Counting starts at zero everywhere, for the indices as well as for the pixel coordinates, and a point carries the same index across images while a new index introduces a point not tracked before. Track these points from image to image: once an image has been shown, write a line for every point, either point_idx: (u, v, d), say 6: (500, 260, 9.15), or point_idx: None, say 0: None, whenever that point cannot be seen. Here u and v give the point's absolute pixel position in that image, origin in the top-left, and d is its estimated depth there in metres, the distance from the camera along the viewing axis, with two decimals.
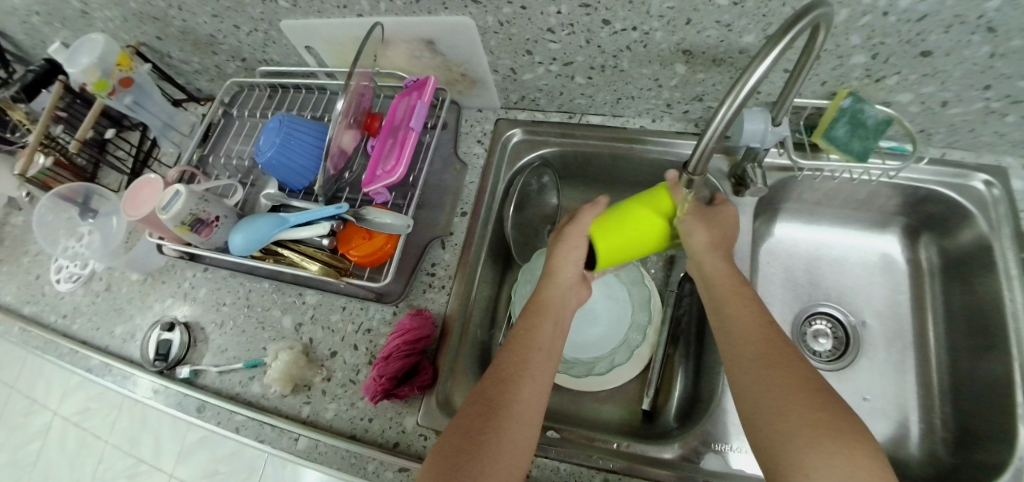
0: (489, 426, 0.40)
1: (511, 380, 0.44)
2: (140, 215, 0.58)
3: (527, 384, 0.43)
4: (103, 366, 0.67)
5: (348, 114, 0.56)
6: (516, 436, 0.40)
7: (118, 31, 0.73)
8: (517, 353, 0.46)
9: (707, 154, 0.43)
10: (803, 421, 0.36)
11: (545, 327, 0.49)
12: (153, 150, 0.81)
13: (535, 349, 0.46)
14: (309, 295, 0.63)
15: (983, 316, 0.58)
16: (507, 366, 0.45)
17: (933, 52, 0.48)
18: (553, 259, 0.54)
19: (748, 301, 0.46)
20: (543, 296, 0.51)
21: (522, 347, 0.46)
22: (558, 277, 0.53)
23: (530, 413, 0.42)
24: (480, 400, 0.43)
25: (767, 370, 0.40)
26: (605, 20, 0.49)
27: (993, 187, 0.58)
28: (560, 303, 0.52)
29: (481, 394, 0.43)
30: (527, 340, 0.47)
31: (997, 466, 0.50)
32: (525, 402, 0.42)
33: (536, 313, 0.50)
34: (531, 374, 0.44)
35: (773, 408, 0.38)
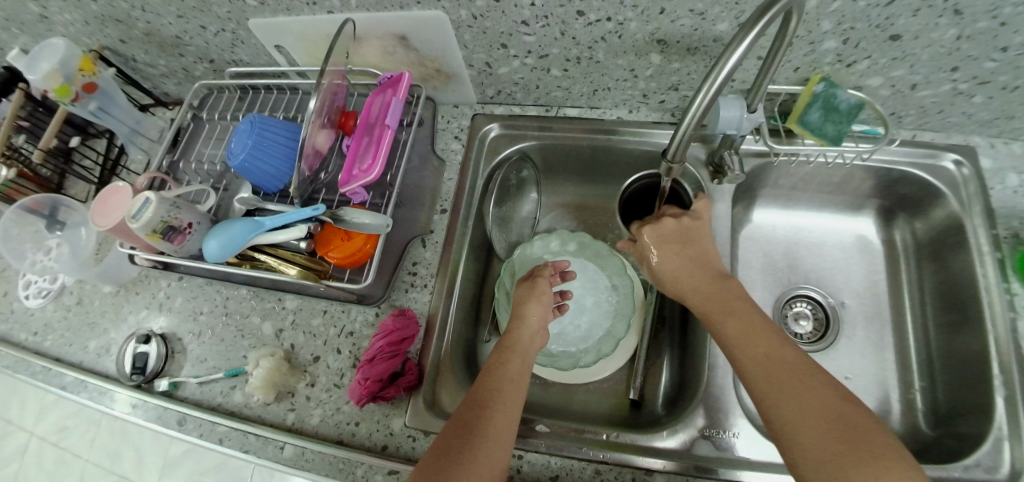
0: (465, 450, 0.39)
1: (486, 403, 0.43)
2: (109, 225, 0.56)
3: (501, 409, 0.43)
4: (77, 383, 0.65)
5: (321, 113, 0.54)
6: (490, 454, 0.40)
7: (79, 36, 0.70)
8: (490, 382, 0.46)
9: (686, 141, 0.42)
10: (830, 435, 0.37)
11: (516, 362, 0.48)
12: (122, 158, 0.78)
13: (507, 380, 0.46)
14: (288, 300, 0.62)
15: (958, 292, 0.59)
16: (482, 390, 0.45)
17: (902, 36, 0.49)
18: (526, 303, 0.55)
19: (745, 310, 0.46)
20: (517, 332, 0.52)
21: (495, 377, 0.46)
22: (527, 320, 0.53)
23: (505, 435, 0.42)
24: (456, 423, 0.42)
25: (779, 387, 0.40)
26: (580, 12, 0.49)
27: (962, 166, 0.60)
28: (534, 342, 0.52)
29: (459, 417, 0.43)
30: (498, 371, 0.47)
31: (977, 438, 0.51)
32: (500, 425, 0.42)
33: (507, 348, 0.50)
34: (506, 400, 0.44)
35: (795, 424, 0.38)
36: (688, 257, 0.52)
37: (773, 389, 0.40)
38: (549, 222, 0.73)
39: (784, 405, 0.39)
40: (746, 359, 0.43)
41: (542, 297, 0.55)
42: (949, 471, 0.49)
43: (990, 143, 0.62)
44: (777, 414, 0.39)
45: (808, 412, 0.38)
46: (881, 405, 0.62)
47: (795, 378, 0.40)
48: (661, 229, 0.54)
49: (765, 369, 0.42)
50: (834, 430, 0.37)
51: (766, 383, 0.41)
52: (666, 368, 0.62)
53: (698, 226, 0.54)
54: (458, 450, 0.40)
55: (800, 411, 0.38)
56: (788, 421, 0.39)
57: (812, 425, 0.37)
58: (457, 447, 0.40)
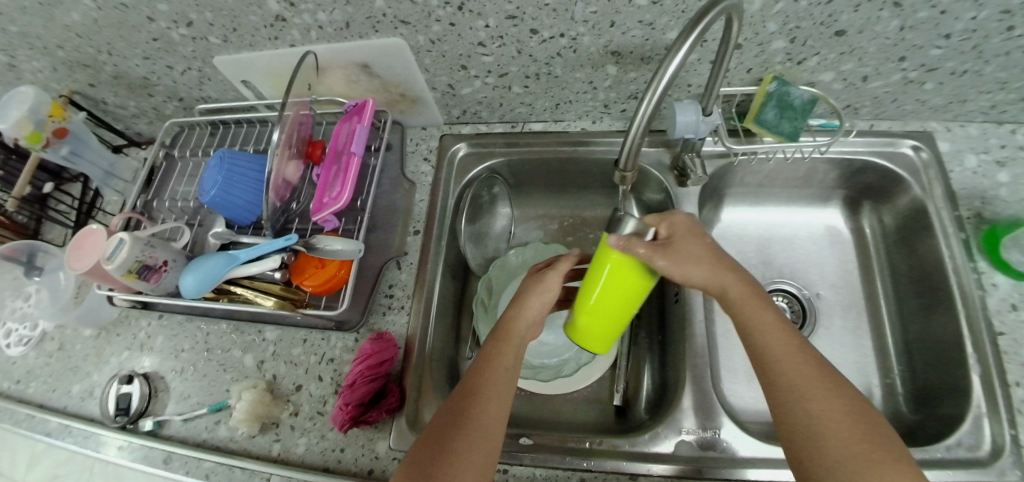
0: (451, 443, 0.40)
1: (474, 397, 0.43)
2: (83, 268, 0.56)
3: (489, 404, 0.43)
4: (61, 429, 0.64)
5: (288, 144, 0.55)
6: (477, 452, 0.40)
7: (49, 82, 0.71)
8: (485, 372, 0.45)
9: (636, 148, 0.43)
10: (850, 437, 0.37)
11: (510, 353, 0.47)
12: (97, 200, 0.78)
13: (499, 372, 0.46)
14: (268, 331, 0.62)
15: (926, 274, 0.60)
16: (471, 383, 0.45)
17: (847, 31, 0.50)
18: (528, 290, 0.52)
19: (768, 309, 0.45)
20: (512, 323, 0.49)
21: (489, 368, 0.46)
22: (526, 310, 0.50)
23: (493, 433, 0.42)
24: (445, 415, 0.43)
25: (809, 389, 0.40)
26: (533, 30, 0.50)
27: (921, 151, 0.62)
28: (529, 332, 0.50)
29: (448, 409, 0.43)
30: (492, 362, 0.46)
31: (958, 417, 0.52)
32: (487, 422, 0.42)
33: (502, 338, 0.48)
34: (497, 394, 0.44)
35: (821, 429, 0.38)
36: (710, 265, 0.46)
37: (803, 393, 0.40)
38: (525, 235, 0.74)
39: (810, 408, 0.39)
40: (771, 358, 0.43)
41: (546, 286, 0.51)
42: (932, 453, 0.49)
43: (946, 127, 0.64)
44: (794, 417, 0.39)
45: (837, 415, 0.39)
46: (864, 392, 0.63)
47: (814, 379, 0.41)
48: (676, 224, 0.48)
49: (788, 373, 0.41)
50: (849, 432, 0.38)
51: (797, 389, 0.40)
52: (648, 370, 0.62)
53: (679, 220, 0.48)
54: (443, 445, 0.40)
55: (819, 412, 0.39)
56: (805, 424, 0.39)
57: (836, 427, 0.38)
58: (444, 442, 0.40)
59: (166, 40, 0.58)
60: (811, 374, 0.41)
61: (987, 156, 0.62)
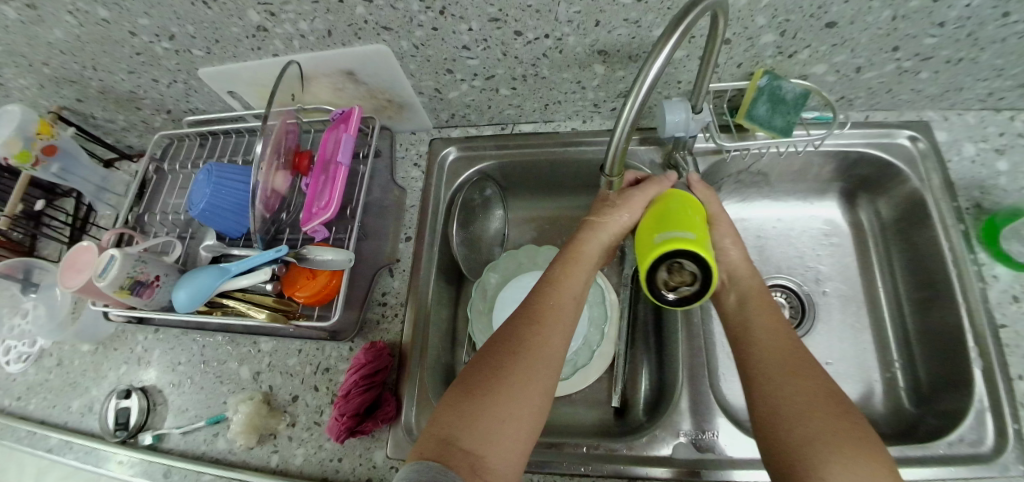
0: (514, 366, 0.41)
1: (540, 324, 0.44)
2: (75, 286, 0.56)
3: (555, 330, 0.44)
4: (62, 445, 0.65)
5: (275, 156, 0.55)
6: (541, 378, 0.41)
7: (36, 99, 0.71)
8: (550, 301, 0.46)
9: (621, 151, 0.43)
10: (831, 432, 0.36)
11: (583, 276, 0.49)
12: (90, 215, 0.78)
13: (567, 296, 0.47)
14: (264, 342, 0.62)
15: (926, 266, 0.60)
16: (539, 308, 0.45)
17: (838, 22, 0.49)
18: (603, 210, 0.52)
19: (763, 307, 0.47)
20: (585, 244, 0.51)
21: (554, 295, 0.47)
22: (602, 232, 0.51)
23: (556, 356, 0.43)
24: (506, 340, 0.43)
25: (786, 375, 0.40)
26: (517, 32, 0.49)
27: (918, 141, 0.61)
28: (596, 257, 0.51)
29: (509, 333, 0.44)
30: (560, 288, 0.47)
31: (960, 412, 0.51)
32: (553, 346, 0.43)
33: (573, 259, 0.50)
34: (562, 320, 0.45)
35: (790, 412, 0.38)
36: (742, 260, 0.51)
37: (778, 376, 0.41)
38: (519, 237, 0.74)
39: (782, 392, 0.39)
40: (754, 347, 0.44)
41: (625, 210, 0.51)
42: (933, 449, 0.49)
43: (943, 116, 0.63)
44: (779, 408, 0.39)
45: (812, 399, 0.38)
46: (864, 387, 0.62)
47: (804, 376, 0.40)
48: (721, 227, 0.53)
49: (767, 359, 0.42)
50: (835, 431, 0.36)
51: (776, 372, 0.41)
52: (646, 371, 0.62)
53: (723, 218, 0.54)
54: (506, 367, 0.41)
55: (796, 399, 0.39)
56: (781, 411, 0.38)
57: (807, 409, 0.38)
58: (500, 367, 0.41)
59: (150, 53, 0.58)
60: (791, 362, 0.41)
61: (985, 144, 0.61)
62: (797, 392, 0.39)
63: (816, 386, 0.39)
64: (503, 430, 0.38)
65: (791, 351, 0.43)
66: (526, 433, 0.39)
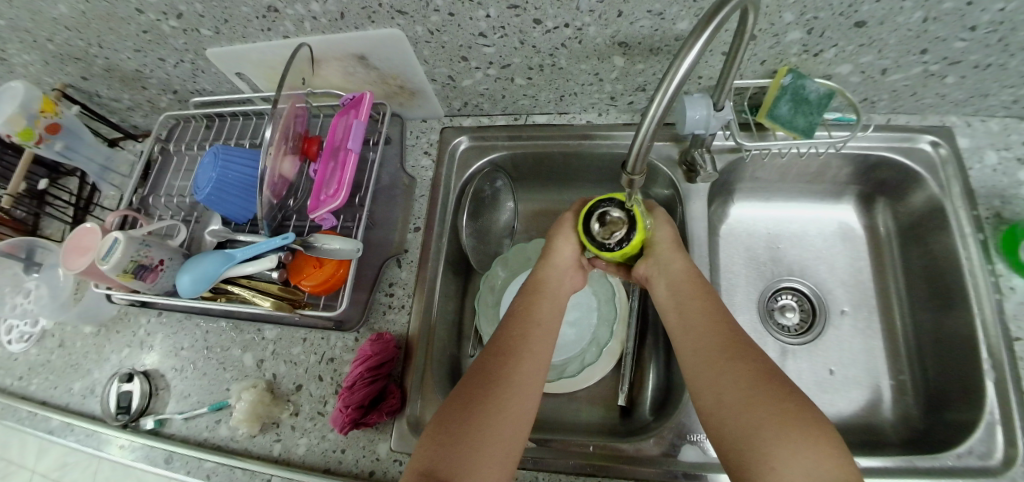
0: (486, 401, 0.41)
1: (514, 354, 0.44)
2: (78, 268, 0.55)
3: (529, 359, 0.44)
4: (63, 426, 0.64)
5: (283, 140, 0.53)
6: (516, 406, 0.41)
7: (41, 76, 0.69)
8: (517, 330, 0.47)
9: (645, 150, 0.40)
10: (775, 417, 0.37)
11: (543, 307, 0.49)
12: (94, 195, 0.77)
13: (535, 326, 0.47)
14: (268, 330, 0.61)
15: (941, 274, 0.58)
16: (509, 340, 0.46)
17: (867, 22, 0.47)
18: (554, 238, 0.55)
19: (704, 296, 0.48)
20: (543, 273, 0.52)
21: (522, 324, 0.47)
22: (557, 259, 0.53)
23: (531, 390, 0.43)
24: (476, 376, 0.43)
25: (729, 365, 0.42)
26: (536, 20, 0.47)
27: (939, 147, 0.60)
28: (561, 284, 0.52)
29: (478, 370, 0.44)
30: (526, 317, 0.48)
31: (969, 424, 0.51)
32: (527, 375, 0.44)
33: (534, 290, 0.51)
34: (530, 350, 0.45)
35: (734, 403, 0.39)
36: (674, 248, 0.52)
37: (719, 364, 0.42)
38: (527, 231, 0.73)
39: (727, 385, 0.41)
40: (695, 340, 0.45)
41: (569, 234, 0.55)
42: (943, 460, 0.48)
43: (966, 122, 0.61)
44: (722, 400, 0.40)
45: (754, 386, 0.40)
46: (873, 393, 0.61)
47: (737, 360, 0.42)
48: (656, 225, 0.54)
49: (707, 350, 0.44)
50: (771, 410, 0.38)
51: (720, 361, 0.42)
52: (654, 371, 0.61)
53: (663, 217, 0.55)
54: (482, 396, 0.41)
55: (739, 388, 0.40)
56: (726, 402, 0.40)
57: (750, 398, 0.39)
58: (473, 399, 0.41)
59: (157, 32, 0.56)
60: (730, 350, 0.43)
61: (1007, 153, 0.59)
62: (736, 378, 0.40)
63: (750, 368, 0.41)
64: (482, 462, 0.38)
65: (724, 336, 0.44)
66: (508, 461, 0.39)
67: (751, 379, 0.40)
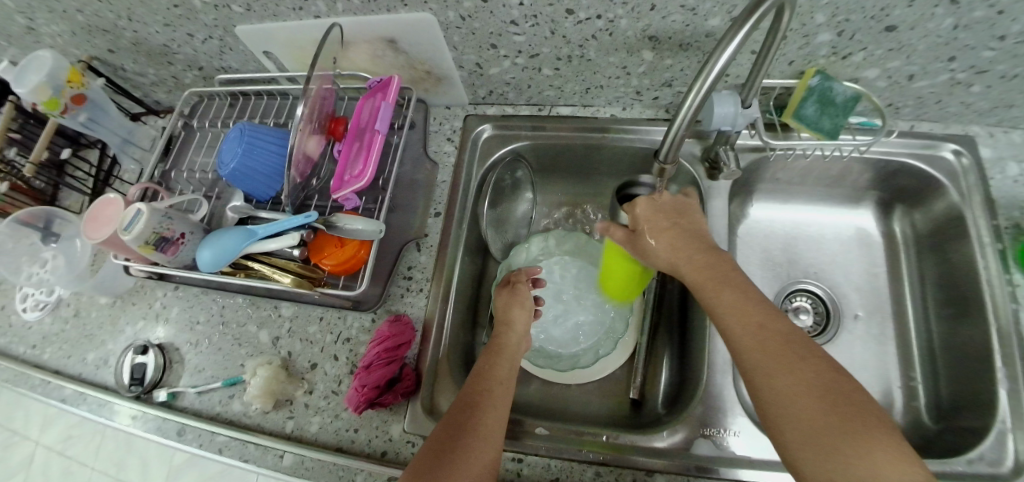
0: (456, 450, 0.40)
1: (477, 405, 0.44)
2: (100, 237, 0.55)
3: (490, 409, 0.44)
4: (76, 395, 0.64)
5: (310, 119, 0.54)
6: (481, 454, 0.40)
7: (68, 47, 0.69)
8: (480, 382, 0.47)
9: (678, 141, 0.43)
10: (831, 426, 0.35)
11: (507, 366, 0.49)
12: (114, 169, 0.77)
13: (496, 383, 0.47)
14: (284, 307, 0.62)
15: (958, 283, 0.58)
16: (472, 391, 0.46)
17: (898, 26, 0.47)
18: (505, 308, 0.55)
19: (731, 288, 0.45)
20: (504, 336, 0.52)
21: (486, 377, 0.47)
22: (515, 324, 0.53)
23: (494, 438, 0.42)
24: (447, 425, 0.43)
25: (779, 371, 0.39)
26: (569, 10, 0.48)
27: (962, 156, 0.60)
28: (520, 345, 0.52)
29: (449, 421, 0.43)
30: (488, 372, 0.48)
31: (980, 432, 0.51)
32: (490, 422, 0.43)
33: (495, 352, 0.50)
34: (494, 401, 0.45)
35: (792, 407, 0.37)
36: (677, 233, 0.50)
37: (765, 366, 0.39)
38: (544, 223, 0.73)
39: (780, 389, 0.38)
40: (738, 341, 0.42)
41: (524, 304, 0.55)
42: (952, 465, 0.48)
43: (989, 133, 0.61)
44: (778, 403, 0.38)
45: (808, 394, 0.37)
46: (884, 397, 0.61)
47: (791, 361, 0.39)
48: (656, 204, 0.52)
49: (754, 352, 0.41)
50: (834, 417, 0.36)
51: (766, 362, 0.39)
52: (666, 365, 0.61)
53: (688, 205, 0.53)
54: (449, 450, 0.40)
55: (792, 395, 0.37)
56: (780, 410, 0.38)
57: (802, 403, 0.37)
58: (444, 447, 0.41)
59: (188, 7, 0.56)
60: (776, 352, 0.40)
61: None
62: (789, 379, 0.38)
63: (804, 370, 0.38)
64: None
65: (770, 334, 0.41)
66: None
67: (810, 380, 0.38)
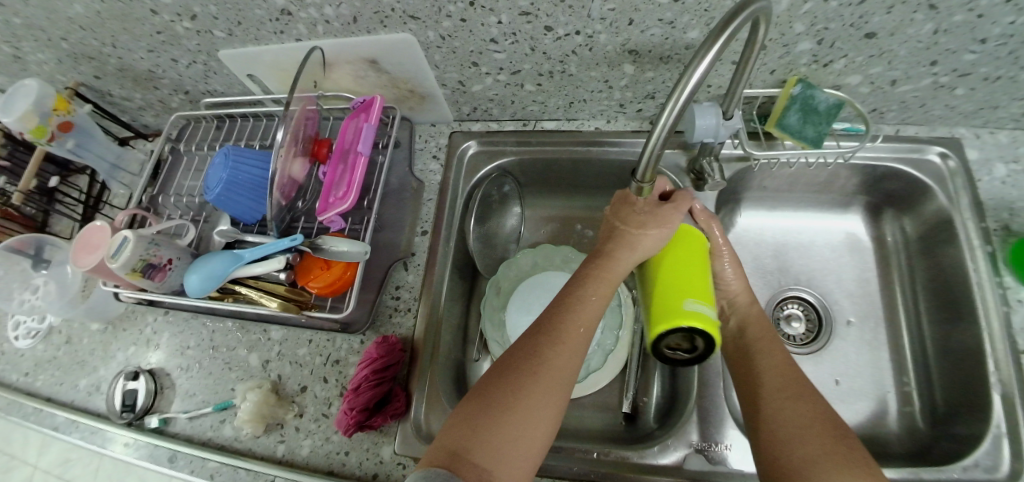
0: (521, 387, 0.37)
1: (551, 343, 0.40)
2: (87, 266, 0.55)
3: (565, 353, 0.40)
4: (68, 423, 0.64)
5: (294, 142, 0.54)
6: (549, 398, 0.37)
7: (54, 74, 0.70)
8: (565, 318, 0.42)
9: (656, 155, 0.41)
10: (820, 449, 0.36)
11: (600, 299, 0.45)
12: (104, 194, 0.78)
13: (580, 322, 0.42)
14: (274, 331, 0.62)
15: (949, 287, 0.58)
16: (550, 327, 0.42)
17: (878, 33, 0.47)
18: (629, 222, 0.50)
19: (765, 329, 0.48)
20: (618, 261, 0.48)
21: (568, 315, 0.43)
22: (641, 245, 0.48)
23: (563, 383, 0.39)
24: (514, 359, 0.40)
25: (781, 397, 0.41)
26: (548, 27, 0.48)
27: (949, 159, 0.59)
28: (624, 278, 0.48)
29: (514, 355, 0.40)
30: (571, 308, 0.43)
31: (975, 437, 0.50)
32: (562, 366, 0.39)
33: (605, 278, 0.46)
34: (574, 344, 0.41)
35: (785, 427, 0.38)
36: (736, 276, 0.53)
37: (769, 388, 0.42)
38: (533, 236, 0.73)
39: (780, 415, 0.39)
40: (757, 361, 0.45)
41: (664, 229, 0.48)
42: (948, 473, 0.47)
43: (975, 135, 0.61)
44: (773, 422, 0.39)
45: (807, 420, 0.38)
46: (879, 402, 0.61)
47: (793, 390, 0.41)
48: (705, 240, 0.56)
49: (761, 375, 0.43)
50: (824, 439, 0.36)
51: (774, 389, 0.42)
52: (658, 379, 0.61)
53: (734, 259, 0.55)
54: (511, 381, 0.38)
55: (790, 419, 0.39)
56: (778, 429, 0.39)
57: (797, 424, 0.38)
58: (510, 379, 0.38)
59: (171, 33, 0.57)
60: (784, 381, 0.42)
61: (1017, 165, 0.59)
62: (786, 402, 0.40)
63: (807, 402, 0.39)
64: (511, 445, 0.35)
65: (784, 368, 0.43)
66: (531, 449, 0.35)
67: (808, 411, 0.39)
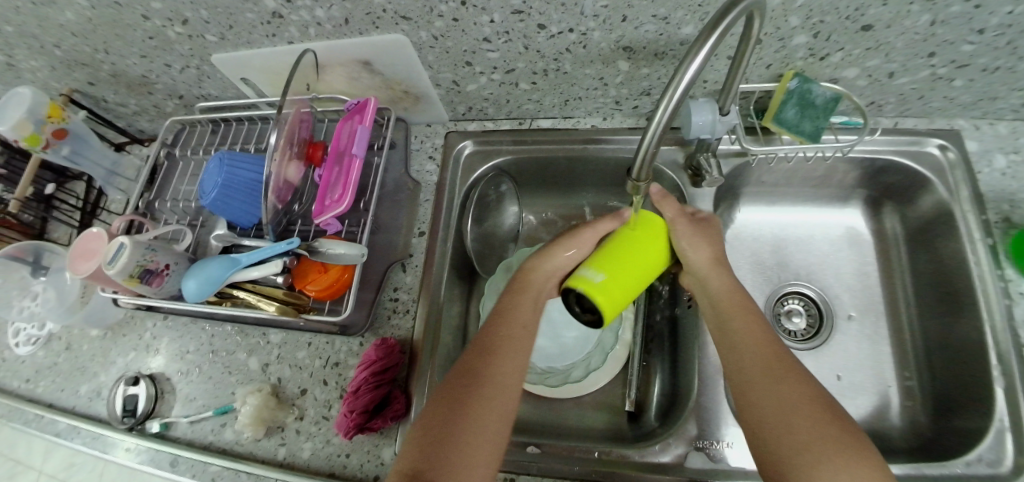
0: (468, 398, 0.41)
1: (489, 355, 0.44)
2: (84, 272, 0.55)
3: (506, 363, 0.44)
4: (70, 429, 0.64)
5: (289, 145, 0.53)
6: (494, 403, 0.41)
7: (48, 81, 0.70)
8: (501, 328, 0.46)
9: (651, 151, 0.41)
10: (816, 437, 0.35)
11: (529, 306, 0.48)
12: (101, 199, 0.78)
13: (518, 327, 0.46)
14: (273, 334, 0.62)
15: (949, 279, 0.58)
16: (487, 339, 0.45)
17: (874, 25, 0.47)
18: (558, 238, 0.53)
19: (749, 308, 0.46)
20: (532, 273, 0.51)
21: (502, 323, 0.47)
22: (553, 255, 0.52)
23: (508, 389, 0.42)
24: (464, 370, 0.43)
25: (773, 381, 0.40)
26: (541, 25, 0.47)
27: (948, 151, 0.59)
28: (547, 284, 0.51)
29: (463, 368, 0.44)
30: (506, 318, 0.47)
31: (978, 431, 0.50)
32: (505, 372, 0.43)
33: (517, 290, 0.50)
34: (514, 349, 0.45)
35: (778, 416, 0.38)
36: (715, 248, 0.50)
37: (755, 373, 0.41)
38: (531, 235, 0.73)
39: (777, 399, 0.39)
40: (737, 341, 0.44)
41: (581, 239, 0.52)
42: (950, 467, 0.47)
43: (975, 126, 0.61)
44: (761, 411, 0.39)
45: (802, 407, 0.37)
46: (881, 396, 0.61)
47: (783, 375, 0.40)
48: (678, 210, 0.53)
49: (745, 359, 0.42)
50: (818, 425, 0.36)
51: (759, 372, 0.41)
52: (659, 376, 0.61)
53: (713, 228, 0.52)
54: (460, 395, 0.41)
55: (784, 406, 0.38)
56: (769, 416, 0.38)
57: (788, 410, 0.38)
58: (461, 392, 0.41)
59: (163, 38, 0.56)
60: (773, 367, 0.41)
61: (1017, 156, 0.58)
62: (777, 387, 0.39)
63: (800, 388, 0.39)
64: (461, 454, 0.37)
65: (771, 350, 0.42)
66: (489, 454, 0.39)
67: (801, 396, 0.38)
